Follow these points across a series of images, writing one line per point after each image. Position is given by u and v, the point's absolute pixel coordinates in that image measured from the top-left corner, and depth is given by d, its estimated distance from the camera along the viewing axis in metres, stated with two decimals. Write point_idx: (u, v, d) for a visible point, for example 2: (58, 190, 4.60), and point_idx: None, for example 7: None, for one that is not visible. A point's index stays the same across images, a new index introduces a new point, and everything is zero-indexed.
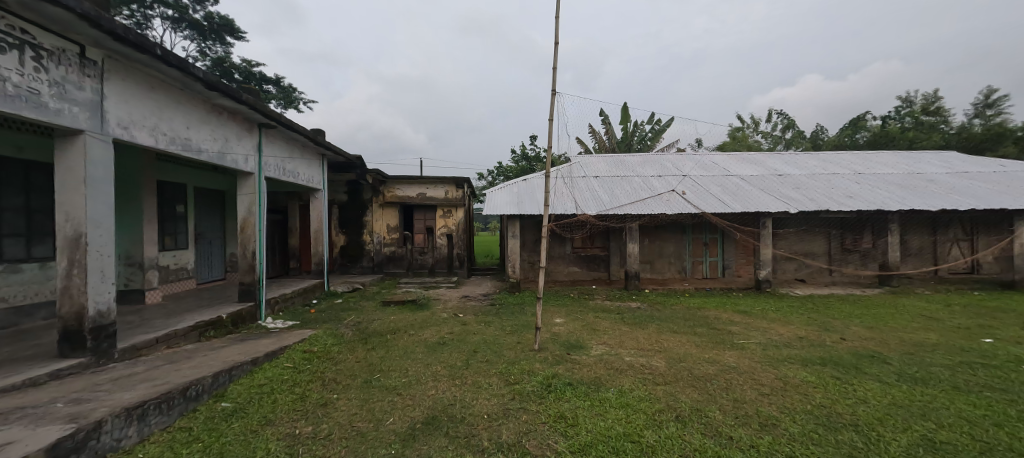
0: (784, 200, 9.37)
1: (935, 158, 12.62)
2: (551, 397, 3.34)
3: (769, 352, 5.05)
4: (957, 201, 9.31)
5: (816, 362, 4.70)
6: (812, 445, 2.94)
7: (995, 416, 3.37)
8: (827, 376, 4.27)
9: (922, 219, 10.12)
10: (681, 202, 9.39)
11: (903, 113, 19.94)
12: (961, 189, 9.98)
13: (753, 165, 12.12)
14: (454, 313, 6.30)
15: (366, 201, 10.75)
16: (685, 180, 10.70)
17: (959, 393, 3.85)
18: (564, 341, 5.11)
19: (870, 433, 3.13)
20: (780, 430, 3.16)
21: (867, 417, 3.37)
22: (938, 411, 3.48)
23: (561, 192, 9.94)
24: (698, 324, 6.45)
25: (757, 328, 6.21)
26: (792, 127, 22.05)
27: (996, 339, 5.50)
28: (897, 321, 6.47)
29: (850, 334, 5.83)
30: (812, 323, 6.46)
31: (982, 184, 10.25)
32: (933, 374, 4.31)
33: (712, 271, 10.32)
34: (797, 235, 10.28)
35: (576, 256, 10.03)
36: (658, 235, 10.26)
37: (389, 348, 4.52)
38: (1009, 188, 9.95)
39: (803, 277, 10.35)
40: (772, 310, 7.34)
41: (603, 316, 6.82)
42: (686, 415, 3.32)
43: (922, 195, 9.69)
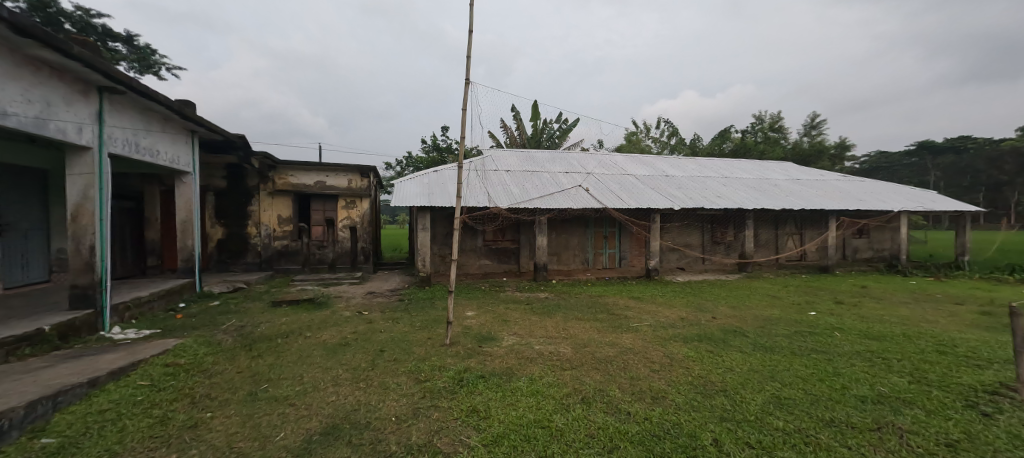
0: (669, 198, 10.51)
1: (778, 167, 15.29)
2: (463, 392, 3.27)
3: (659, 333, 5.62)
4: (793, 202, 11.38)
5: (695, 339, 5.35)
6: (693, 411, 3.33)
7: (819, 373, 4.18)
8: (703, 350, 4.90)
9: (769, 216, 12.19)
10: (585, 197, 9.97)
11: (757, 129, 23.88)
12: (797, 193, 12.21)
13: (646, 166, 13.38)
14: (358, 311, 5.86)
15: (251, 188, 9.49)
16: (589, 177, 11.39)
17: (796, 356, 4.70)
18: (475, 334, 5.09)
19: (736, 396, 3.65)
20: (668, 401, 3.52)
21: (733, 383, 3.93)
22: (783, 373, 4.19)
23: (473, 184, 9.88)
24: (599, 310, 6.94)
25: (647, 312, 6.88)
26: (676, 135, 25.01)
27: (817, 312, 6.87)
28: (752, 301, 7.71)
29: (719, 313, 6.80)
30: (690, 305, 7.39)
31: (810, 189, 12.67)
32: (778, 343, 5.19)
33: (610, 262, 11.19)
34: (678, 228, 11.64)
35: (487, 249, 10.07)
36: (563, 228, 10.76)
37: (280, 354, 4.00)
38: (827, 193, 12.45)
39: (683, 265, 11.76)
40: (659, 295, 8.22)
41: (513, 307, 6.95)
42: (590, 396, 3.52)
43: (771, 197, 11.64)
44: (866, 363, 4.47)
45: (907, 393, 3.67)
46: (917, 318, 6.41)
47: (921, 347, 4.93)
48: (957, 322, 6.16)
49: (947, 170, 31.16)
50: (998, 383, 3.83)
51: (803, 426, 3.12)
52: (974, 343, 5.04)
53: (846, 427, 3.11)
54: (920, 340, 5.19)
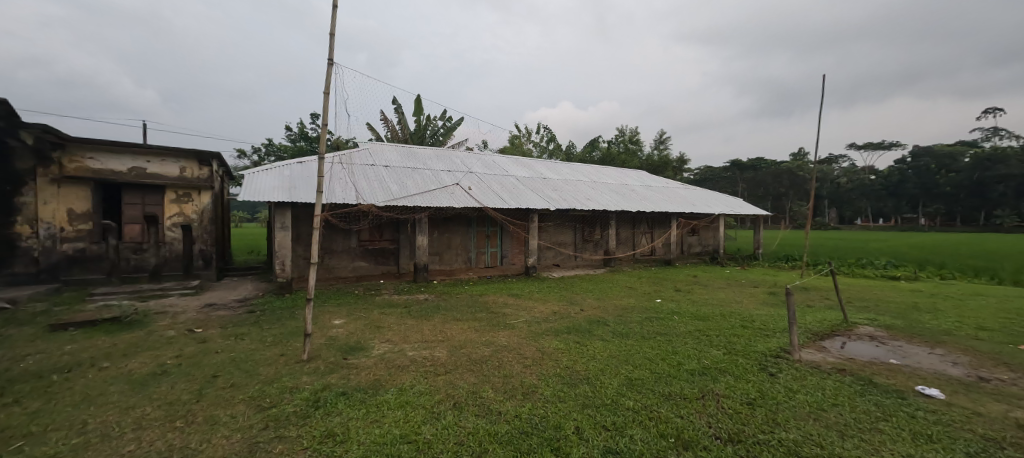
0: (546, 200, 11.13)
1: (635, 175, 17.50)
2: (319, 414, 2.91)
3: (533, 328, 5.88)
4: (646, 205, 13.11)
5: (565, 331, 5.72)
6: (559, 403, 3.53)
7: (661, 353, 4.83)
8: (571, 341, 5.26)
9: (627, 217, 13.86)
10: (466, 196, 9.95)
11: (619, 140, 27.08)
12: (649, 198, 14.10)
13: (525, 168, 13.99)
14: (189, 329, 4.85)
15: (24, 174, 7.19)
16: (471, 177, 11.42)
17: (644, 340, 5.36)
18: (342, 345, 4.62)
19: (596, 382, 3.98)
20: (538, 395, 3.67)
21: (594, 370, 4.29)
22: (634, 356, 4.73)
23: (345, 179, 9.07)
24: (478, 309, 6.98)
25: (524, 308, 7.16)
26: (554, 141, 26.85)
27: (662, 299, 8.01)
28: (613, 293, 8.63)
29: (586, 305, 7.44)
30: (562, 299, 7.93)
31: (658, 195, 14.77)
32: (632, 329, 5.86)
33: (492, 260, 11.40)
34: (554, 228, 12.44)
35: (362, 250, 9.34)
36: (446, 227, 10.58)
37: (54, 396, 3.04)
38: (671, 198, 14.64)
39: (558, 262, 12.60)
40: (536, 292, 8.64)
41: (388, 311, 6.54)
42: (462, 401, 3.46)
43: (629, 200, 13.23)
44: (695, 340, 5.33)
45: (722, 364, 4.47)
46: (731, 300, 7.93)
47: (732, 323, 6.10)
48: (755, 301, 7.84)
49: (750, 183, 39.79)
50: (779, 348, 4.94)
51: (647, 403, 3.55)
52: (764, 318, 6.44)
53: (678, 399, 3.64)
54: (731, 318, 6.43)
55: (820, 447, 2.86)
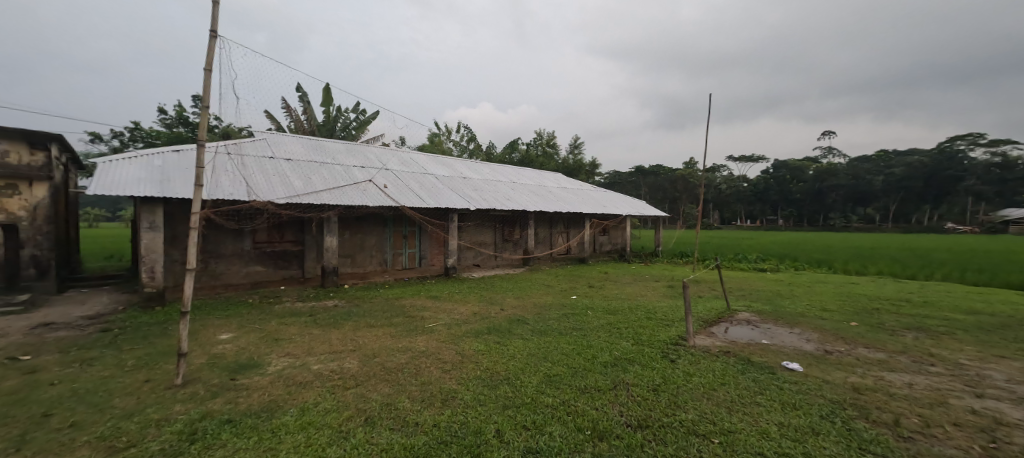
0: (466, 200, 10.98)
1: (552, 177, 18.13)
2: (194, 450, 2.45)
3: (453, 330, 5.72)
4: (563, 206, 13.62)
5: (485, 332, 5.65)
6: (479, 406, 3.43)
7: (576, 348, 4.98)
8: (491, 342, 5.20)
9: (545, 217, 14.28)
10: (381, 194, 9.38)
11: (538, 143, 27.98)
12: (565, 199, 14.68)
13: (444, 167, 13.68)
14: (11, 357, 3.83)
15: None
16: (386, 174, 10.83)
17: (562, 336, 5.50)
18: (229, 363, 4.01)
19: (516, 382, 3.96)
20: (457, 401, 3.53)
21: (515, 370, 4.27)
22: (551, 353, 4.81)
23: (237, 173, 7.99)
24: (394, 314, 6.60)
25: (443, 310, 6.95)
26: (474, 140, 26.77)
27: (578, 296, 8.36)
28: (532, 291, 8.80)
29: (506, 304, 7.46)
30: (482, 299, 7.86)
31: (574, 196, 15.46)
32: (550, 326, 5.98)
33: (410, 261, 10.94)
34: (474, 228, 12.33)
35: (259, 253, 8.32)
36: (359, 228, 9.89)
37: None
38: (585, 200, 15.43)
39: (478, 262, 12.50)
40: (455, 293, 8.45)
41: (290, 321, 5.88)
42: (375, 415, 3.19)
43: (547, 201, 13.63)
44: (608, 334, 5.61)
45: (631, 354, 4.74)
46: (637, 294, 8.57)
47: (639, 316, 6.55)
48: (657, 294, 8.55)
49: (652, 187, 43.81)
50: (678, 336, 5.41)
51: (564, 398, 3.61)
52: (665, 309, 7.04)
53: (593, 391, 3.76)
54: (638, 311, 6.91)
55: (713, 423, 3.13)
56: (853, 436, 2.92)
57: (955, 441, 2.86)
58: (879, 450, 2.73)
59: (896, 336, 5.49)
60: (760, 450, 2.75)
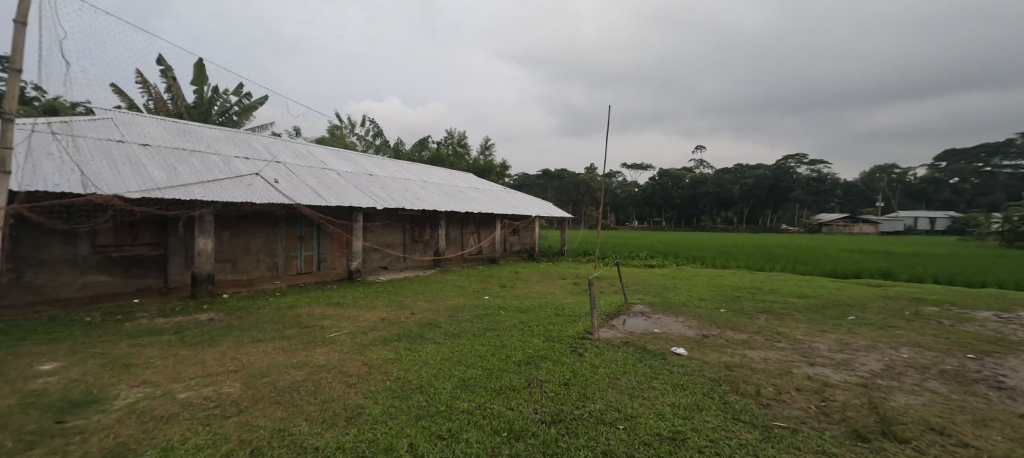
0: (372, 198, 10.26)
1: (464, 177, 17.95)
2: None
3: (358, 340, 5.24)
4: (475, 206, 13.53)
5: (394, 339, 5.28)
6: (389, 420, 3.15)
7: (490, 349, 4.89)
8: (401, 349, 4.86)
9: (457, 218, 14.04)
10: (270, 190, 8.30)
11: (449, 142, 27.68)
12: (477, 199, 14.61)
13: (347, 162, 12.67)
14: None
15: None
16: (277, 167, 9.64)
17: (476, 338, 5.37)
18: (54, 402, 3.13)
19: (429, 390, 3.73)
20: (363, 417, 3.20)
21: (427, 377, 4.03)
22: (465, 356, 4.64)
23: (69, 158, 6.39)
24: (288, 325, 5.85)
25: (346, 318, 6.35)
26: (381, 136, 25.41)
27: (490, 296, 8.33)
28: (444, 292, 8.54)
29: (417, 308, 7.10)
30: (391, 304, 7.39)
31: (485, 197, 15.48)
32: (462, 328, 5.82)
33: (306, 265, 9.88)
34: (381, 228, 11.61)
35: (102, 259, 6.79)
36: (243, 227, 8.66)
37: None
38: (496, 200, 15.54)
39: (385, 265, 11.79)
40: (360, 298, 7.81)
41: (148, 341, 4.84)
42: (262, 446, 2.72)
43: (459, 201, 13.41)
44: (521, 332, 5.63)
45: (543, 351, 4.80)
46: (547, 292, 8.85)
47: (549, 313, 6.72)
48: (564, 291, 8.92)
49: (558, 190, 46.22)
50: (584, 331, 5.64)
51: (479, 402, 3.49)
52: (572, 305, 7.35)
53: (508, 392, 3.70)
54: (547, 309, 7.10)
55: (619, 411, 3.28)
56: (728, 408, 3.28)
57: (797, 403, 3.36)
58: (747, 418, 3.10)
59: (756, 319, 6.43)
60: (658, 432, 2.94)
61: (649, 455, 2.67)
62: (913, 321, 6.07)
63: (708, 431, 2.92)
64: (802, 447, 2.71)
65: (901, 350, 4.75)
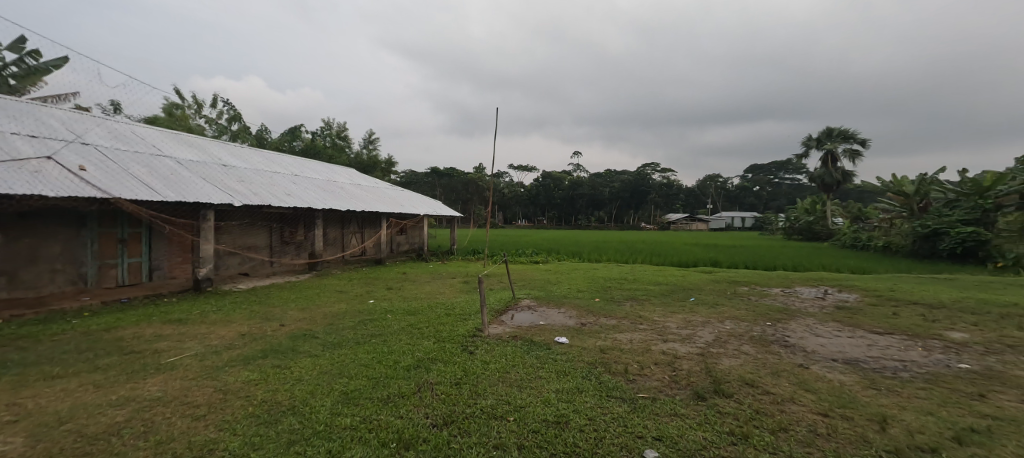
0: (226, 193, 8.75)
1: (343, 172, 16.54)
2: None
3: (209, 362, 4.38)
4: (356, 204, 12.51)
5: (257, 356, 4.54)
6: (252, 452, 2.68)
7: (375, 356, 4.53)
8: (267, 368, 4.20)
9: (335, 217, 12.84)
10: (75, 179, 6.48)
11: (325, 133, 25.72)
12: (358, 196, 13.57)
13: (192, 149, 10.61)
14: None
15: None
16: (86, 151, 7.59)
17: (359, 346, 4.90)
18: None
19: (304, 410, 3.29)
20: (217, 454, 2.67)
21: (301, 395, 3.55)
22: (347, 367, 4.22)
23: None
24: (104, 353, 4.60)
25: (191, 337, 5.27)
26: (239, 121, 22.01)
27: (375, 299, 7.78)
28: (320, 299, 7.71)
29: (287, 319, 6.26)
30: (253, 316, 6.38)
31: (368, 194, 14.46)
32: (343, 336, 5.30)
33: (132, 276, 7.99)
34: (240, 228, 9.98)
35: None
36: (29, 228, 6.63)
37: None
38: (381, 198, 14.65)
39: (246, 271, 10.16)
40: (211, 312, 6.57)
41: None
42: None
43: (337, 198, 12.27)
44: (408, 336, 5.36)
45: (433, 353, 4.63)
46: (435, 292, 8.68)
47: (438, 313, 6.57)
48: (453, 290, 8.83)
49: (446, 189, 45.94)
50: (474, 328, 5.63)
51: (364, 415, 3.20)
52: (462, 304, 7.31)
53: (397, 399, 3.46)
54: (436, 309, 6.92)
55: (509, 403, 3.33)
56: (603, 387, 3.59)
57: (655, 376, 3.84)
58: (618, 394, 3.43)
59: (625, 306, 7.22)
60: (544, 418, 3.06)
61: (538, 442, 2.76)
62: (735, 299, 7.51)
63: (587, 411, 3.14)
64: (661, 413, 3.09)
65: (727, 323, 5.81)
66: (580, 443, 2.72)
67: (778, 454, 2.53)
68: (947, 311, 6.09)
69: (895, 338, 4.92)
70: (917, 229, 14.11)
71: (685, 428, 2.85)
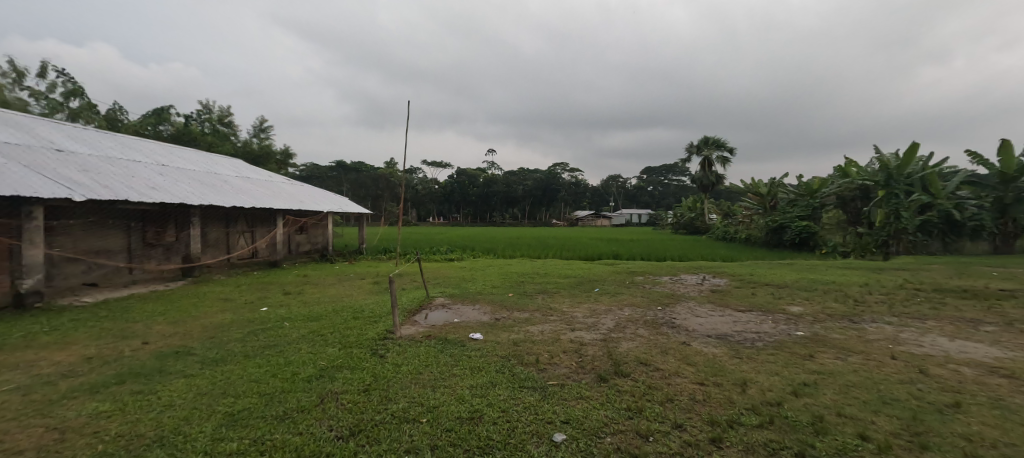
0: (63, 185, 7.16)
1: (227, 163, 14.59)
2: None
3: (41, 396, 3.54)
4: (244, 200, 11.10)
5: (112, 383, 3.79)
6: None
7: (270, 368, 4.07)
8: (125, 395, 3.52)
9: (217, 214, 11.26)
10: None
11: (203, 118, 22.75)
12: (247, 191, 12.06)
13: (11, 130, 8.50)
14: None
15: None
16: None
17: (249, 359, 4.36)
18: None
19: (176, 439, 2.83)
20: None
21: (172, 423, 3.04)
22: (235, 383, 3.72)
23: None
24: None
25: (13, 367, 4.20)
26: (80, 97, 18.14)
27: (269, 306, 6.99)
28: (199, 309, 6.70)
29: (153, 335, 5.32)
30: (105, 335, 5.31)
31: (258, 188, 12.93)
32: (229, 350, 4.67)
33: None
34: (86, 229, 8.24)
35: None
36: None
37: None
38: (275, 193, 13.20)
39: (94, 281, 8.39)
40: (43, 334, 5.31)
41: None
42: None
43: (219, 193, 10.77)
44: (309, 344, 4.91)
45: (338, 360, 4.31)
46: (341, 294, 8.13)
47: (345, 317, 6.15)
48: (363, 292, 8.35)
49: (353, 184, 43.25)
50: (385, 330, 5.38)
51: (256, 437, 2.85)
52: (372, 306, 6.94)
53: (296, 414, 3.14)
54: (343, 313, 6.47)
55: (422, 405, 3.25)
56: (515, 379, 3.68)
57: (563, 363, 4.05)
58: (530, 384, 3.55)
59: (537, 299, 7.52)
60: (458, 415, 3.04)
61: (452, 440, 2.73)
62: (632, 288, 8.28)
63: (500, 404, 3.20)
64: (568, 398, 3.27)
65: (625, 310, 6.36)
66: (494, 435, 2.76)
67: (666, 423, 2.84)
68: (790, 289, 7.42)
69: (755, 314, 5.85)
70: (769, 223, 16.95)
71: (590, 409, 3.06)
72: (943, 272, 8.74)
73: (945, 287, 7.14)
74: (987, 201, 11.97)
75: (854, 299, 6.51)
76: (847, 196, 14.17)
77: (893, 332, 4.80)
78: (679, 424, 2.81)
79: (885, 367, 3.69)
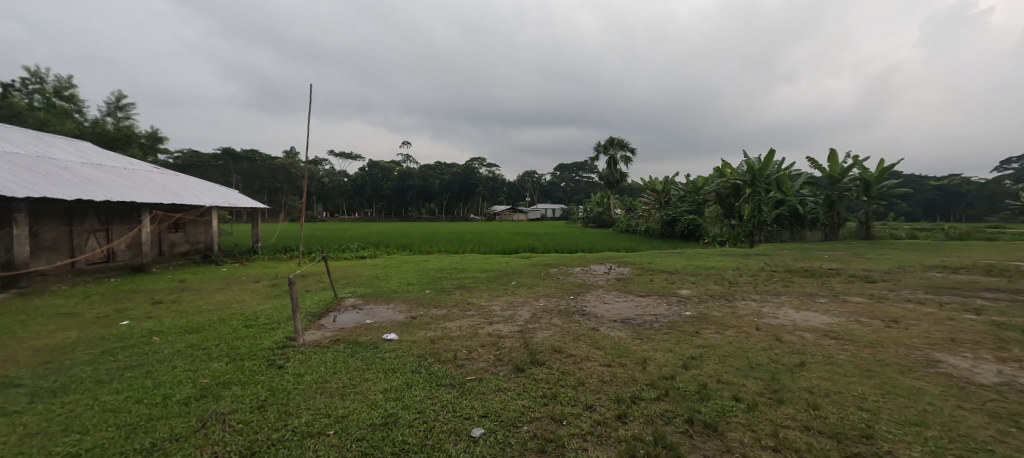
0: None
1: (68, 146, 11.97)
2: None
3: None
4: (94, 191, 9.15)
5: None
6: None
7: (134, 393, 3.42)
8: None
9: (53, 210, 9.17)
10: None
11: (32, 89, 18.41)
12: (97, 181, 9.97)
13: None
14: None
15: None
16: None
17: (103, 386, 3.60)
18: None
19: None
20: None
21: None
22: (83, 416, 3.04)
23: None
24: None
25: None
26: None
27: (131, 320, 5.85)
28: (27, 328, 5.36)
29: None
30: None
31: (114, 178, 10.76)
32: (74, 376, 3.81)
33: None
34: None
35: None
36: None
37: None
38: (137, 184, 11.10)
39: None
40: None
41: None
42: None
43: (56, 183, 8.75)
44: (188, 359, 4.23)
45: (225, 376, 3.77)
46: (229, 300, 7.17)
47: (235, 326, 5.43)
48: (258, 296, 7.46)
49: (245, 175, 38.54)
50: (285, 337, 4.85)
51: None
52: (269, 311, 6.21)
53: (168, 445, 2.67)
54: (232, 322, 5.68)
55: (328, 416, 2.98)
56: (432, 378, 3.56)
57: (481, 357, 4.03)
58: (448, 381, 3.47)
59: (454, 294, 7.43)
60: (370, 422, 2.85)
61: (363, 450, 2.55)
62: (547, 279, 8.62)
63: (417, 405, 3.06)
64: (486, 391, 3.26)
65: (540, 301, 6.58)
66: (410, 439, 2.63)
67: (578, 405, 2.97)
68: (681, 275, 8.34)
69: (653, 298, 6.45)
70: (664, 217, 18.78)
71: (507, 401, 3.07)
72: (792, 256, 10.56)
73: (793, 268, 8.63)
74: (820, 198, 14.83)
75: (729, 281, 7.53)
76: (723, 193, 16.24)
77: (757, 307, 5.64)
78: (590, 405, 2.96)
79: (753, 337, 4.30)
